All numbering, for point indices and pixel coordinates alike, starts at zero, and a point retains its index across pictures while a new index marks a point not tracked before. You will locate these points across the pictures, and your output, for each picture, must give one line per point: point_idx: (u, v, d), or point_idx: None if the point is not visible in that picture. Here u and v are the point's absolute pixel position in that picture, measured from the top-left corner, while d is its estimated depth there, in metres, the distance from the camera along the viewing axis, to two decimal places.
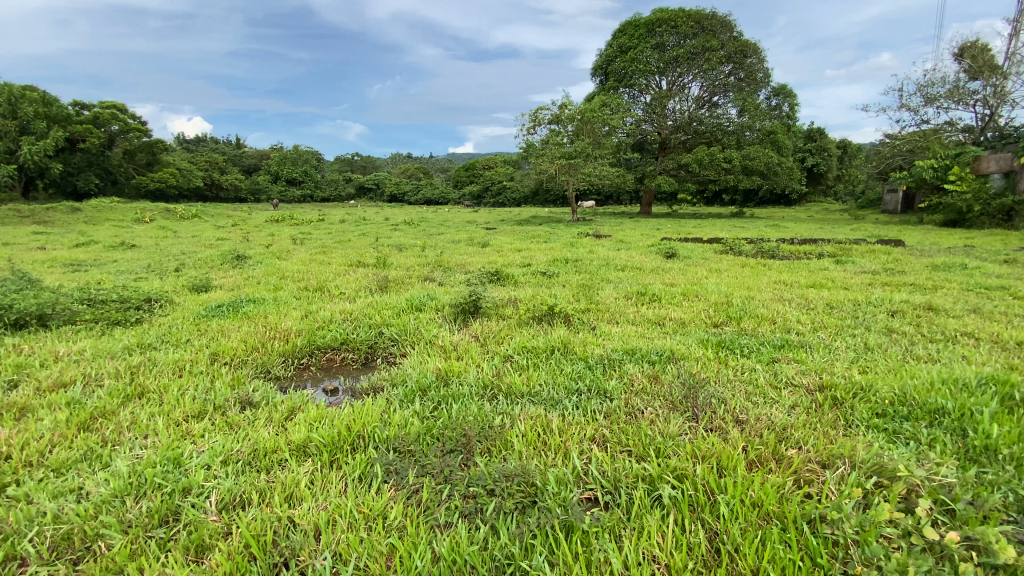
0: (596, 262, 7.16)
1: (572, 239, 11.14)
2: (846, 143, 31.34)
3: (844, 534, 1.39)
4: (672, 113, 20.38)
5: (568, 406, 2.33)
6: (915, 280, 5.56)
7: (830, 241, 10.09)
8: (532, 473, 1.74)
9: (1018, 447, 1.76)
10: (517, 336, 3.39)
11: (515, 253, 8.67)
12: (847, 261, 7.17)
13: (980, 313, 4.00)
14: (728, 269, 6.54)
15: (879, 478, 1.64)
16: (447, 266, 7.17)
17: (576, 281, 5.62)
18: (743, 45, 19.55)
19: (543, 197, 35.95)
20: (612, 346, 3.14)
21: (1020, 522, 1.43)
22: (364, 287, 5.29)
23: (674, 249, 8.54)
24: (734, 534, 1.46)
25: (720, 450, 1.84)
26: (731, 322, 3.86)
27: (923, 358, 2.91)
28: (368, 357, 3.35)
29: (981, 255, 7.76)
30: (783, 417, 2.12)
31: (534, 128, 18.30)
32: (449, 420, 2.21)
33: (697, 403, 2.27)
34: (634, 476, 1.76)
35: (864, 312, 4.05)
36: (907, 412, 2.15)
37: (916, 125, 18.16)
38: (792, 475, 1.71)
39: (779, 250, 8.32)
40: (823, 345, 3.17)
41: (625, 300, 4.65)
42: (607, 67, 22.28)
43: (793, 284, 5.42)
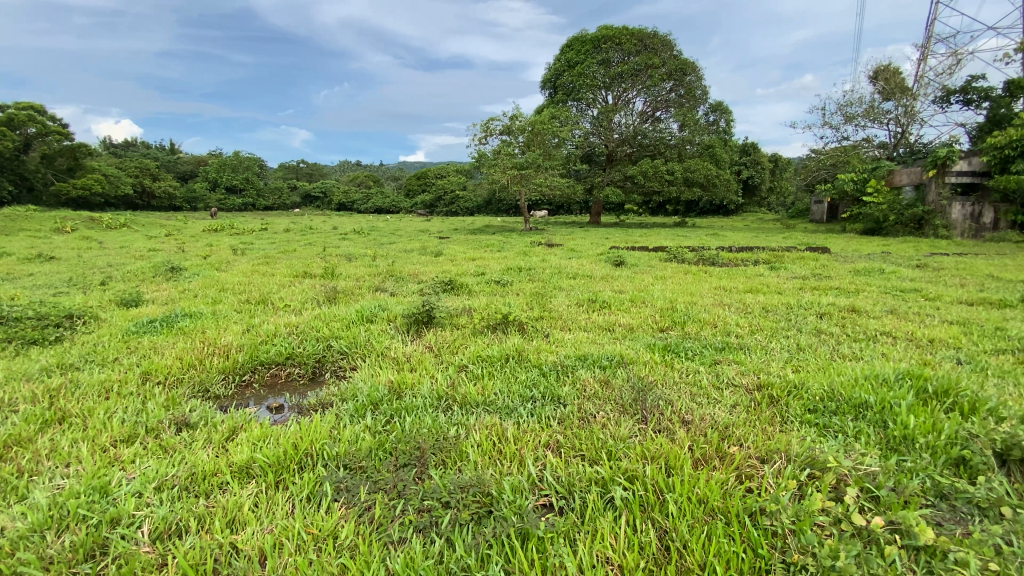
0: (549, 270, 7.28)
1: (525, 248, 11.29)
2: (777, 157, 33.56)
3: (783, 525, 1.47)
4: (619, 127, 21.18)
5: (523, 413, 2.34)
6: (840, 284, 6.01)
7: (764, 247, 10.76)
8: (487, 482, 1.73)
9: (933, 436, 1.94)
10: (472, 345, 3.38)
11: (468, 261, 8.68)
12: (779, 267, 7.65)
13: (895, 314, 4.37)
14: (672, 276, 6.80)
15: (811, 469, 1.75)
16: (400, 275, 7.07)
17: (529, 289, 5.67)
18: (683, 63, 20.52)
19: (495, 206, 36.18)
20: (566, 352, 3.19)
21: (937, 506, 1.57)
22: (310, 299, 5.11)
23: (623, 257, 8.78)
24: (681, 532, 1.50)
25: (668, 449, 1.91)
26: (675, 326, 4.02)
27: (848, 355, 3.14)
28: (316, 371, 3.24)
29: (895, 261, 8.48)
30: (725, 416, 2.22)
31: (485, 138, 18.37)
32: (402, 434, 2.16)
33: (646, 406, 2.35)
34: (588, 480, 1.79)
35: (795, 315, 4.32)
36: (836, 406, 2.32)
37: (837, 141, 19.70)
38: (735, 471, 1.79)
39: (719, 257, 8.75)
40: (760, 346, 3.36)
41: (577, 306, 4.76)
42: (556, 80, 22.80)
43: (732, 289, 5.71)
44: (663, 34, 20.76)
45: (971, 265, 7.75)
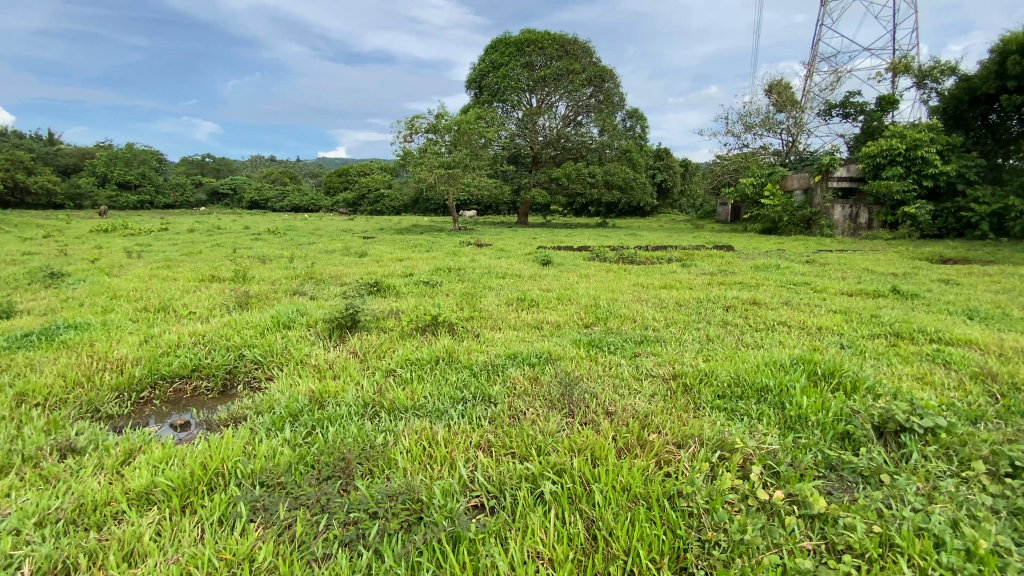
0: (477, 270, 7.27)
1: (454, 248, 11.20)
2: (687, 162, 36.00)
3: (698, 505, 1.58)
4: (543, 129, 21.65)
5: (453, 415, 2.31)
6: (743, 279, 6.57)
7: (678, 246, 11.48)
8: (417, 488, 1.69)
9: (821, 414, 2.17)
10: (399, 349, 3.29)
11: (394, 262, 8.47)
12: (691, 264, 8.21)
13: (789, 305, 4.85)
14: (596, 273, 7.08)
15: (722, 451, 1.90)
16: (321, 278, 6.74)
17: (458, 290, 5.64)
18: (602, 70, 21.38)
19: (423, 205, 35.62)
20: (495, 351, 3.20)
21: (827, 477, 1.76)
22: (219, 305, 4.72)
23: (549, 256, 9.00)
24: (607, 519, 1.57)
25: (594, 441, 1.98)
26: (599, 322, 4.18)
27: (750, 344, 3.45)
28: (227, 384, 3.00)
29: (788, 257, 9.43)
30: (645, 406, 2.34)
31: (410, 136, 18.00)
32: (326, 445, 2.06)
33: (574, 400, 2.42)
34: (519, 477, 1.81)
35: (705, 308, 4.67)
36: (741, 391, 2.53)
37: (739, 148, 21.48)
38: (655, 457, 1.89)
39: (638, 255, 9.23)
40: (675, 339, 3.59)
41: (506, 306, 4.81)
42: (481, 81, 22.85)
43: (650, 285, 6.05)
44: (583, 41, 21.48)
45: (850, 260, 8.76)
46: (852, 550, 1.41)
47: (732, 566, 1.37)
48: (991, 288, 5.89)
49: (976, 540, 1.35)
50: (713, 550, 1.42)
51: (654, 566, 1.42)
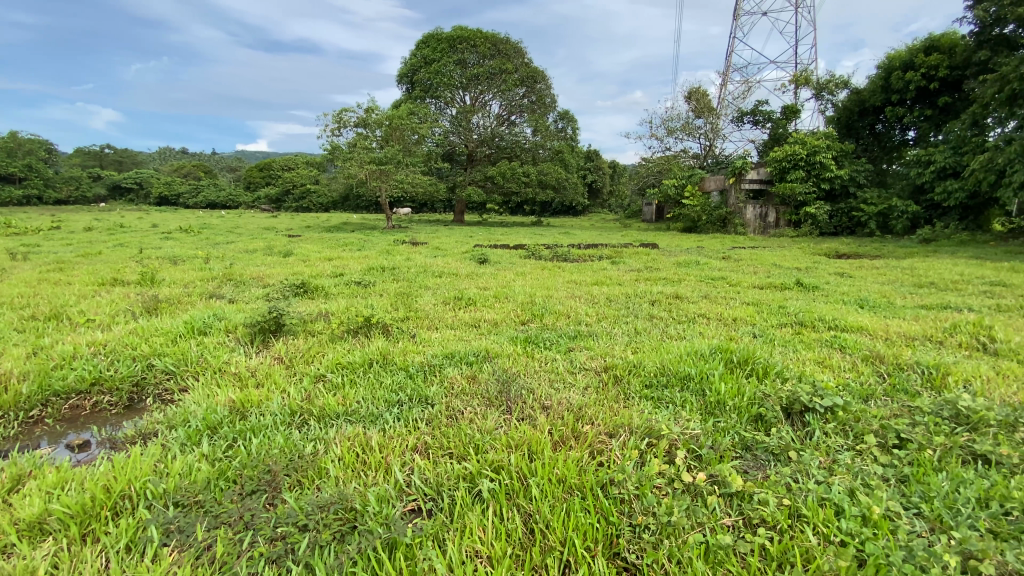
0: (412, 269, 7.13)
1: (387, 247, 10.90)
2: (615, 163, 37.44)
3: (629, 491, 1.65)
4: (477, 127, 21.62)
5: (389, 419, 2.26)
6: (667, 275, 6.94)
7: (608, 244, 11.91)
8: (350, 497, 1.63)
9: (738, 399, 2.35)
10: (329, 353, 3.16)
11: (323, 261, 8.11)
12: (620, 261, 8.55)
13: (709, 298, 5.19)
14: (531, 271, 7.18)
15: (649, 438, 2.00)
16: (241, 279, 6.31)
17: (392, 289, 5.50)
18: (533, 71, 21.70)
19: (353, 202, 34.36)
20: (432, 351, 3.17)
21: (744, 457, 1.91)
22: (123, 312, 4.28)
23: (484, 254, 9.01)
24: (544, 512, 1.60)
25: (531, 436, 2.01)
26: (535, 318, 4.25)
27: (674, 335, 3.66)
28: (134, 398, 2.73)
29: (707, 254, 10.09)
30: (579, 398, 2.41)
31: (338, 130, 17.27)
32: (249, 457, 1.93)
33: (511, 396, 2.45)
34: (456, 477, 1.80)
35: (634, 303, 4.89)
36: (667, 379, 2.68)
37: (663, 150, 22.63)
38: (589, 448, 1.96)
39: (571, 253, 9.48)
40: (606, 332, 3.73)
41: (442, 305, 4.76)
42: (412, 76, 22.38)
43: (582, 282, 6.23)
44: (514, 41, 21.65)
45: (761, 256, 9.50)
46: (766, 523, 1.54)
47: (662, 547, 1.44)
48: (876, 279, 6.63)
49: (869, 506, 1.52)
50: (643, 533, 1.49)
51: (589, 554, 1.47)
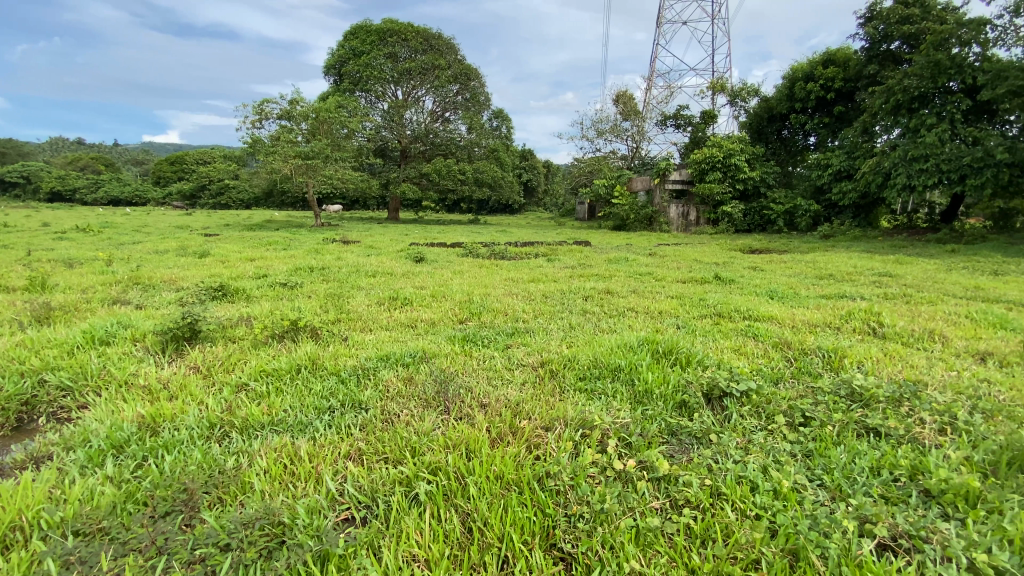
0: (344, 269, 6.87)
1: (317, 246, 10.42)
2: (549, 162, 38.14)
3: (564, 483, 1.69)
4: (410, 123, 21.18)
5: (319, 427, 2.16)
6: (600, 271, 7.19)
7: (544, 242, 12.12)
8: (278, 511, 1.55)
9: (664, 387, 2.48)
10: (253, 360, 2.97)
11: (245, 262, 7.61)
12: (555, 259, 8.74)
13: (638, 293, 5.43)
14: (468, 269, 7.16)
15: (584, 429, 2.07)
16: (150, 282, 5.77)
17: (322, 291, 5.27)
18: (467, 68, 21.59)
19: (278, 199, 32.52)
20: (365, 354, 3.07)
21: (670, 442, 2.02)
22: (5, 322, 3.78)
23: (420, 253, 8.87)
24: (482, 510, 1.60)
25: (468, 435, 2.01)
26: (472, 317, 4.24)
27: (607, 329, 3.79)
28: (22, 418, 2.41)
29: (637, 251, 10.55)
30: (516, 394, 2.43)
31: (260, 122, 16.24)
32: (162, 477, 1.78)
33: (448, 396, 2.43)
34: (392, 482, 1.76)
35: (569, 299, 5.01)
36: (600, 371, 2.77)
37: (593, 150, 23.36)
38: (526, 443, 1.99)
39: (508, 251, 9.55)
40: (543, 328, 3.79)
41: (376, 305, 4.63)
42: (341, 68, 21.51)
43: (519, 279, 6.30)
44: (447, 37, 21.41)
45: (685, 252, 10.06)
46: (691, 503, 1.64)
47: (596, 534, 1.50)
48: (784, 272, 7.25)
49: (780, 481, 1.67)
50: (577, 523, 1.54)
51: (527, 547, 1.50)
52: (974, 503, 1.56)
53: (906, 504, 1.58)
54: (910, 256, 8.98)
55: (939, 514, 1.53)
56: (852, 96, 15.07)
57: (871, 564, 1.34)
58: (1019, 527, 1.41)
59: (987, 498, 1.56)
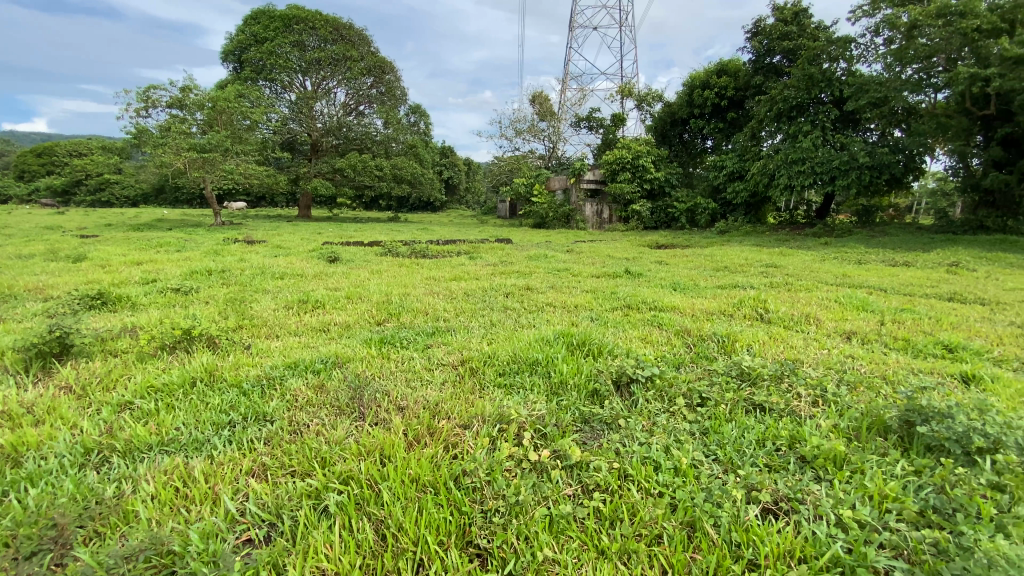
0: (248, 271, 6.38)
1: (217, 246, 9.58)
2: (469, 160, 38.07)
3: (480, 479, 1.70)
4: (321, 116, 20.10)
5: (217, 444, 1.99)
6: (520, 268, 7.30)
7: (465, 240, 12.08)
8: (167, 539, 1.41)
9: (578, 378, 2.57)
10: (138, 375, 2.66)
11: (130, 266, 6.81)
12: (476, 257, 8.75)
13: (556, 288, 5.59)
14: (387, 269, 6.95)
15: (501, 425, 2.10)
16: (7, 291, 4.97)
17: (223, 296, 4.85)
18: (381, 61, 20.92)
19: (171, 196, 29.48)
20: (272, 362, 2.87)
21: (583, 430, 2.11)
22: None
23: (335, 252, 8.46)
24: (396, 516, 1.57)
25: (383, 440, 1.95)
26: (391, 318, 4.13)
27: (527, 325, 3.86)
28: None
29: (556, 248, 10.84)
30: (435, 394, 2.40)
31: (145, 111, 14.59)
32: (22, 514, 1.54)
33: (363, 402, 2.34)
34: (299, 496, 1.67)
35: (489, 296, 5.04)
36: (518, 366, 2.82)
37: (512, 149, 23.66)
38: (443, 443, 1.97)
39: (428, 249, 9.40)
40: (463, 326, 3.78)
41: (285, 310, 4.35)
42: (241, 54, 19.90)
43: (440, 278, 6.22)
44: (358, 28, 20.59)
45: (599, 248, 10.50)
46: (600, 487, 1.72)
47: (510, 527, 1.52)
48: (688, 265, 7.82)
49: (680, 459, 1.81)
50: (493, 518, 1.55)
51: (442, 547, 1.49)
52: (839, 464, 1.79)
53: (785, 470, 1.78)
54: (793, 249, 10.06)
55: (812, 477, 1.73)
56: (742, 104, 16.56)
57: (755, 527, 1.49)
58: (875, 482, 1.64)
59: (849, 459, 1.80)
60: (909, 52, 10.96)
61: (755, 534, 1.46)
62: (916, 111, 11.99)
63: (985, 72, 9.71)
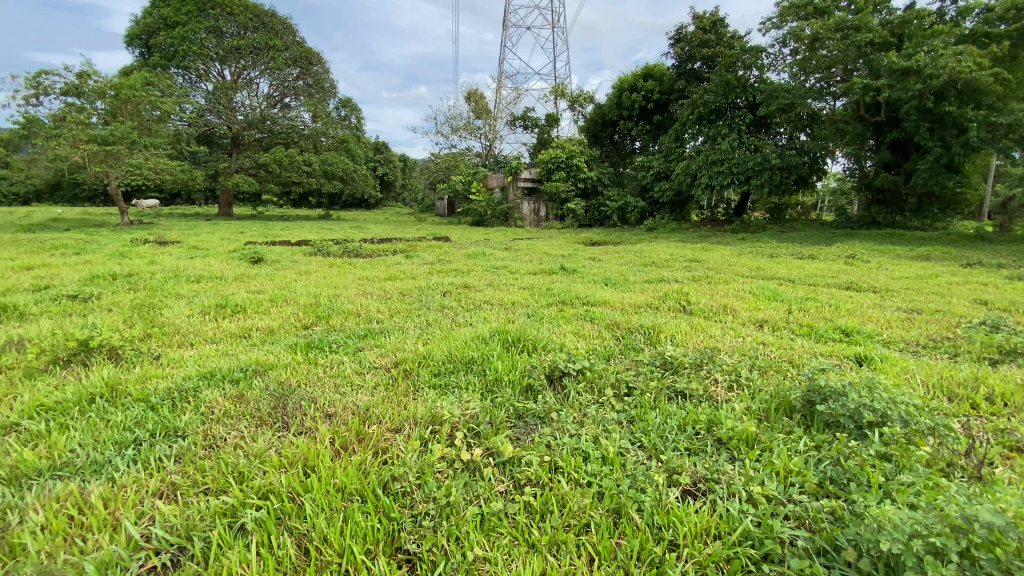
0: (158, 275, 5.87)
1: (124, 248, 8.74)
2: (404, 157, 37.26)
3: (410, 483, 1.68)
4: (242, 107, 18.86)
5: (120, 465, 1.82)
6: (457, 266, 7.25)
7: (401, 239, 11.83)
8: (56, 573, 1.27)
9: (512, 375, 2.60)
10: (24, 394, 2.36)
11: (17, 271, 6.06)
12: (413, 255, 8.58)
13: (493, 286, 5.60)
14: (316, 269, 6.66)
15: (433, 426, 2.07)
16: None
17: (130, 302, 4.43)
18: (308, 52, 19.98)
19: (68, 193, 26.52)
20: (184, 373, 2.66)
21: (516, 426, 2.13)
22: None
23: (260, 253, 7.99)
24: (320, 528, 1.51)
25: (308, 449, 1.87)
26: (320, 321, 3.96)
27: (463, 323, 3.84)
28: None
29: (495, 245, 10.87)
30: (366, 399, 2.33)
31: (36, 98, 13.04)
32: None
33: (287, 411, 2.23)
34: (214, 515, 1.56)
35: (425, 295, 4.97)
36: (453, 365, 2.80)
37: (449, 147, 23.44)
38: (373, 448, 1.92)
39: (362, 249, 9.10)
40: (397, 328, 3.70)
41: (201, 316, 4.05)
42: (148, 38, 18.27)
43: (374, 278, 6.04)
44: (282, 16, 19.54)
45: (536, 246, 10.66)
46: (532, 482, 1.76)
47: (441, 529, 1.51)
48: (620, 261, 8.11)
49: (607, 448, 1.88)
50: (423, 521, 1.53)
51: (370, 556, 1.45)
52: (751, 444, 1.94)
53: (703, 452, 1.90)
54: (715, 245, 10.72)
55: (727, 457, 1.86)
56: (667, 107, 17.41)
57: (675, 509, 1.57)
58: (781, 459, 1.79)
59: (759, 439, 1.96)
60: (812, 62, 12.00)
61: (675, 516, 1.55)
62: (818, 117, 13.16)
63: (875, 83, 10.83)
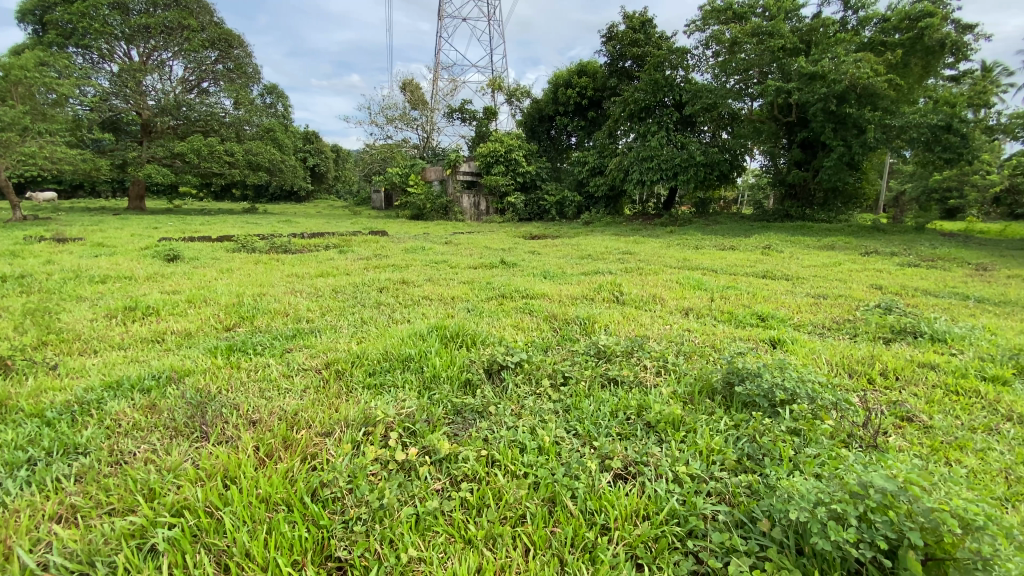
0: (55, 276, 5.28)
1: (11, 246, 7.77)
2: (337, 148, 35.76)
3: (340, 489, 1.63)
4: (152, 91, 17.30)
5: (6, 490, 1.62)
6: (394, 261, 7.07)
7: (335, 233, 11.36)
8: None
9: (449, 371, 2.58)
10: None
11: None
12: (347, 251, 8.28)
13: (431, 281, 5.52)
14: (240, 267, 6.25)
15: (367, 428, 2.02)
16: None
17: (20, 307, 3.96)
18: (227, 34, 18.65)
19: None
20: (85, 384, 2.41)
21: (452, 423, 2.12)
22: None
23: (176, 249, 7.39)
24: (241, 542, 1.43)
25: (228, 459, 1.76)
26: (243, 322, 3.73)
27: (399, 320, 3.76)
28: None
29: (433, 239, 10.70)
30: (294, 403, 2.23)
31: None
32: None
33: (206, 419, 2.08)
34: (119, 537, 1.44)
35: (360, 292, 4.81)
36: (389, 364, 2.74)
37: (384, 138, 22.76)
38: (301, 454, 1.84)
39: (291, 244, 8.65)
40: (329, 326, 3.57)
41: (106, 320, 3.69)
42: (37, 12, 16.31)
43: (304, 275, 5.77)
44: None
45: (475, 240, 10.61)
46: (468, 477, 1.76)
47: (373, 532, 1.48)
48: (557, 254, 8.26)
49: (543, 439, 1.92)
50: (355, 527, 1.49)
51: (297, 567, 1.39)
52: (677, 426, 2.05)
53: (633, 436, 1.99)
54: (647, 237, 11.17)
55: (655, 441, 1.96)
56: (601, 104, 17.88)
57: (607, 494, 1.63)
58: (704, 439, 1.91)
59: (684, 421, 2.08)
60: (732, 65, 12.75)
61: (607, 500, 1.61)
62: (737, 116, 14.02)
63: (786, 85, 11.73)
